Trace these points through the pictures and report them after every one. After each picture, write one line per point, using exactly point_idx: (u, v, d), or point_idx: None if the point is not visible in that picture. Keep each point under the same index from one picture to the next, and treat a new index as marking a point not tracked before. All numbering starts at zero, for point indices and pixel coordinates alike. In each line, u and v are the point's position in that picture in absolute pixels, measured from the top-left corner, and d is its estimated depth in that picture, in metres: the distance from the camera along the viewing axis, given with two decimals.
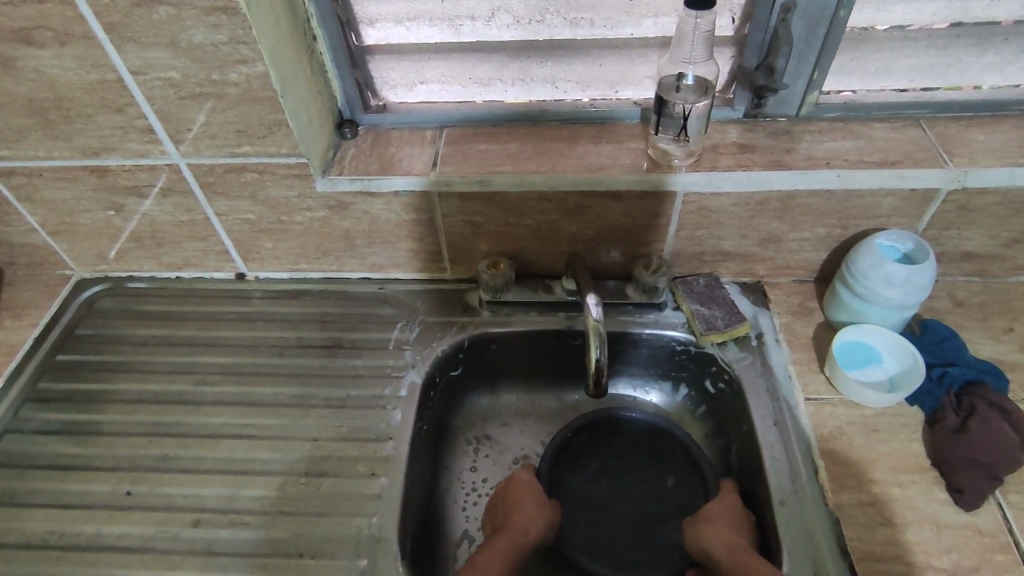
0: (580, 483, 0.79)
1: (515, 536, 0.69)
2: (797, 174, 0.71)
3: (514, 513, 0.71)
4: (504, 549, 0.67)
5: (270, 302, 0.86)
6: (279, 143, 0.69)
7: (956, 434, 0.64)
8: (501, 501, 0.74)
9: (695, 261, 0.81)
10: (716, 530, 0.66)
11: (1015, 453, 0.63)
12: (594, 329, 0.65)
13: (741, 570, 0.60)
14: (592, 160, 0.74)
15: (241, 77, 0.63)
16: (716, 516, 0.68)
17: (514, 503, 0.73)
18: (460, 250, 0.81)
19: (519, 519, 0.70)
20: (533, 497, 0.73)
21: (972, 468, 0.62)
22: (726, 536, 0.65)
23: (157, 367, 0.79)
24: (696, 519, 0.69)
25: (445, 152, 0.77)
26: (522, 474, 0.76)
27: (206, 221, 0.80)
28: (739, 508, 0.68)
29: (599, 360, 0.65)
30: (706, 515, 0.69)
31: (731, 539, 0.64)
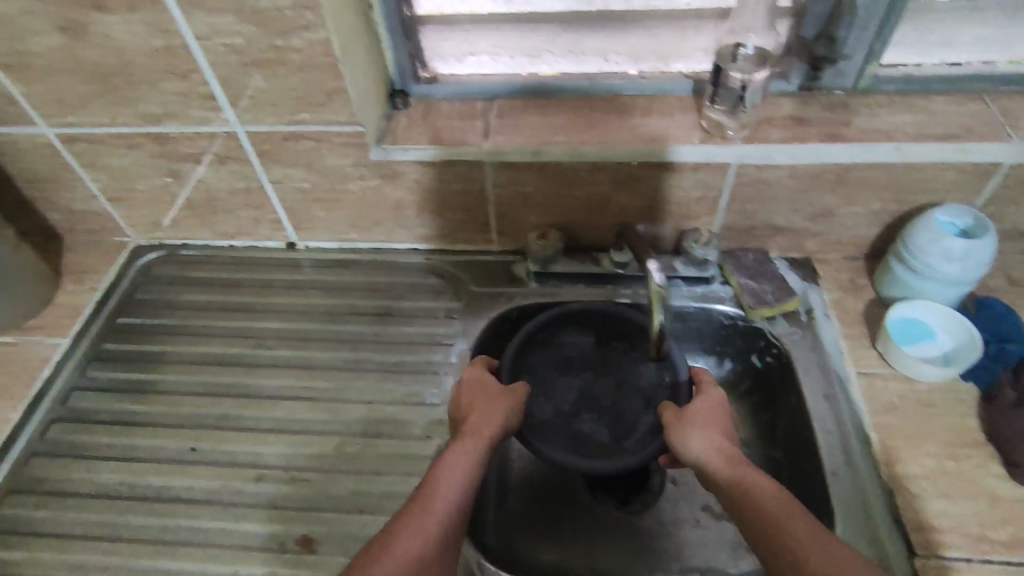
0: (546, 375, 0.75)
1: (481, 432, 0.62)
2: (855, 146, 0.70)
3: (474, 409, 0.65)
4: (475, 445, 0.61)
5: (320, 271, 0.88)
6: (337, 111, 0.70)
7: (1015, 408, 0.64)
8: (456, 408, 0.67)
9: (744, 235, 0.81)
10: (698, 431, 0.61)
11: None
12: (658, 295, 0.66)
13: (745, 487, 0.55)
14: (645, 132, 0.74)
15: (305, 43, 0.64)
16: (696, 418, 0.63)
17: (477, 402, 0.66)
18: (509, 221, 0.82)
19: (484, 417, 0.64)
20: (494, 393, 0.67)
21: None
22: (708, 437, 0.60)
23: (214, 331, 0.81)
24: (673, 417, 0.64)
25: (498, 122, 0.78)
26: (473, 375, 0.69)
27: (261, 189, 0.81)
28: (721, 412, 0.65)
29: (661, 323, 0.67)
30: (682, 415, 0.64)
31: (716, 443, 0.60)
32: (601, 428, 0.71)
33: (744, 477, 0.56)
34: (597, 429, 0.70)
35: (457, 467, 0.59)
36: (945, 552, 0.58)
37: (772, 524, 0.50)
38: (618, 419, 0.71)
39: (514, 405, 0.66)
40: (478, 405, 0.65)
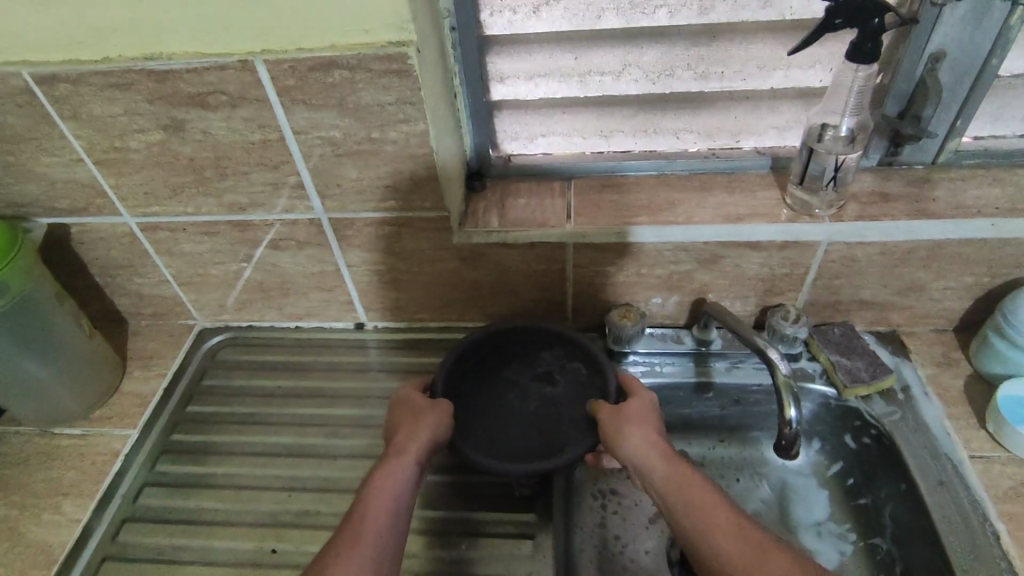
0: (476, 389, 0.75)
1: (405, 450, 0.64)
2: (948, 223, 0.69)
3: (404, 425, 0.67)
4: (401, 464, 0.63)
5: (390, 352, 0.86)
6: (425, 198, 0.70)
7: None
8: (390, 423, 0.69)
9: (829, 309, 0.79)
10: (635, 430, 0.66)
11: None
12: (785, 382, 0.62)
13: (677, 480, 0.62)
14: (729, 210, 0.74)
15: (401, 135, 0.64)
16: (630, 415, 0.67)
17: (405, 420, 0.68)
18: (586, 299, 0.81)
19: (410, 434, 0.66)
20: (417, 408, 0.69)
21: None
22: (648, 439, 0.65)
23: (286, 419, 0.79)
24: (607, 417, 0.68)
25: (577, 202, 0.78)
26: (403, 395, 0.72)
27: (336, 272, 0.81)
28: (653, 407, 0.68)
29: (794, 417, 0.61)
30: (617, 414, 0.67)
31: (655, 443, 0.65)
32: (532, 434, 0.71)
33: (679, 477, 0.62)
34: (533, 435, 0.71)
35: (380, 483, 0.61)
36: None
37: (697, 511, 0.59)
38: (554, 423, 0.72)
39: (439, 418, 0.67)
40: (408, 422, 0.68)
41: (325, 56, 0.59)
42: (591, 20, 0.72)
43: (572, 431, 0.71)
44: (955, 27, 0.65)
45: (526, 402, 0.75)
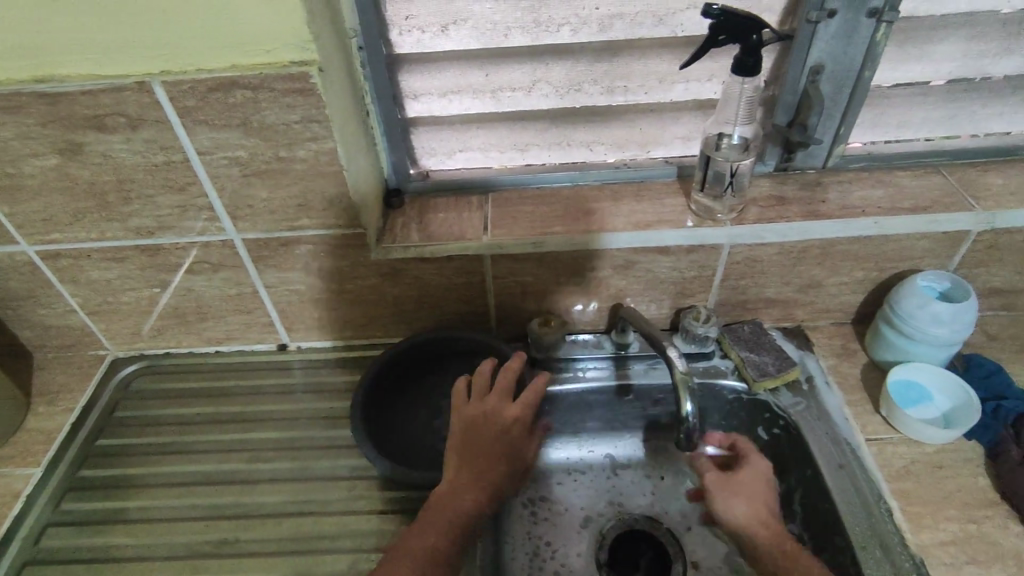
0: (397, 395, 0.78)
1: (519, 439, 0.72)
2: (837, 223, 0.74)
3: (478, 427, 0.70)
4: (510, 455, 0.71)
5: (315, 372, 0.85)
6: (338, 215, 0.71)
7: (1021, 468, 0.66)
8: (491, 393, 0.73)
9: (738, 309, 0.83)
10: (742, 499, 0.70)
11: None
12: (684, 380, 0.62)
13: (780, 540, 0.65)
14: (638, 217, 0.77)
15: (309, 153, 0.64)
16: (745, 482, 0.71)
17: (478, 425, 0.71)
18: (508, 310, 0.82)
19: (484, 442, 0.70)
20: (490, 409, 0.71)
21: None
22: (745, 501, 0.70)
23: (205, 447, 0.77)
24: (738, 479, 0.72)
25: (493, 214, 0.80)
26: (463, 398, 0.73)
27: (255, 293, 0.80)
28: (767, 483, 0.71)
29: (691, 412, 0.61)
30: (735, 480, 0.72)
31: (749, 505, 0.69)
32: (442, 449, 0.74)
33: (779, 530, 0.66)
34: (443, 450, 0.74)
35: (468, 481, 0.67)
36: None
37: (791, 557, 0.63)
38: None
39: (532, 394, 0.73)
40: (484, 424, 0.71)
41: (225, 76, 0.58)
42: (498, 39, 0.75)
43: None
44: (830, 42, 0.70)
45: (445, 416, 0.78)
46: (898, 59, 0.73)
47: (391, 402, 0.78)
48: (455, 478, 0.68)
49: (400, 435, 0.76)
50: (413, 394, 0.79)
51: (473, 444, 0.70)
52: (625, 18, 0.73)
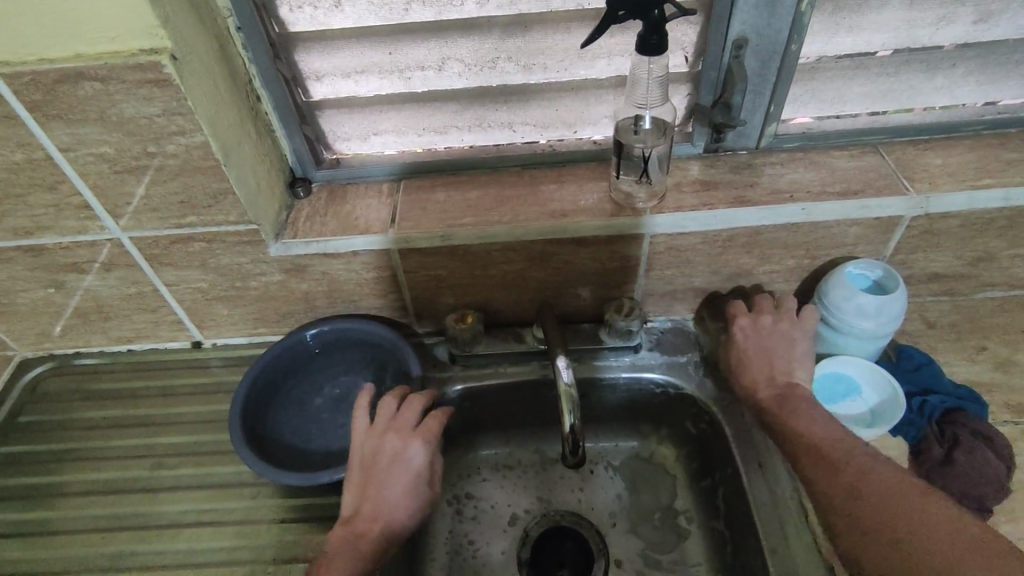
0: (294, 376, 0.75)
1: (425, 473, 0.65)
2: (762, 210, 0.70)
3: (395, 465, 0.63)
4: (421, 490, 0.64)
5: (230, 370, 0.82)
6: (227, 212, 0.66)
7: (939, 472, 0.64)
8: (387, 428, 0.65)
9: (666, 299, 0.79)
10: (763, 368, 0.68)
11: (998, 481, 0.63)
12: (565, 393, 0.60)
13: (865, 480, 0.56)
14: (555, 206, 0.73)
15: (180, 147, 0.60)
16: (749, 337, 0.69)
17: (382, 466, 0.63)
18: (425, 304, 0.78)
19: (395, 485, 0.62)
20: (392, 447, 0.64)
21: (962, 501, 0.62)
22: (763, 372, 0.68)
23: (110, 453, 0.74)
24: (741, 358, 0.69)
25: (404, 204, 0.75)
26: (360, 439, 0.65)
27: (155, 292, 0.76)
28: (759, 332, 0.69)
29: (573, 425, 0.60)
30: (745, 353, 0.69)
31: (774, 374, 0.67)
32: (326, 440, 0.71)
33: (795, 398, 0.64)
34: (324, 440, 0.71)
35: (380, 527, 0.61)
36: None
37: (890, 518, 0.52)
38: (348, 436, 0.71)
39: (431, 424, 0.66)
40: (381, 464, 0.63)
41: (69, 68, 0.53)
42: (398, 14, 0.68)
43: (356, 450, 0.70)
44: (751, 13, 0.64)
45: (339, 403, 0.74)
46: (829, 32, 0.68)
47: (280, 398, 0.74)
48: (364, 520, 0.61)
49: (289, 418, 0.73)
50: (299, 392, 0.75)
51: (386, 481, 0.63)
52: None
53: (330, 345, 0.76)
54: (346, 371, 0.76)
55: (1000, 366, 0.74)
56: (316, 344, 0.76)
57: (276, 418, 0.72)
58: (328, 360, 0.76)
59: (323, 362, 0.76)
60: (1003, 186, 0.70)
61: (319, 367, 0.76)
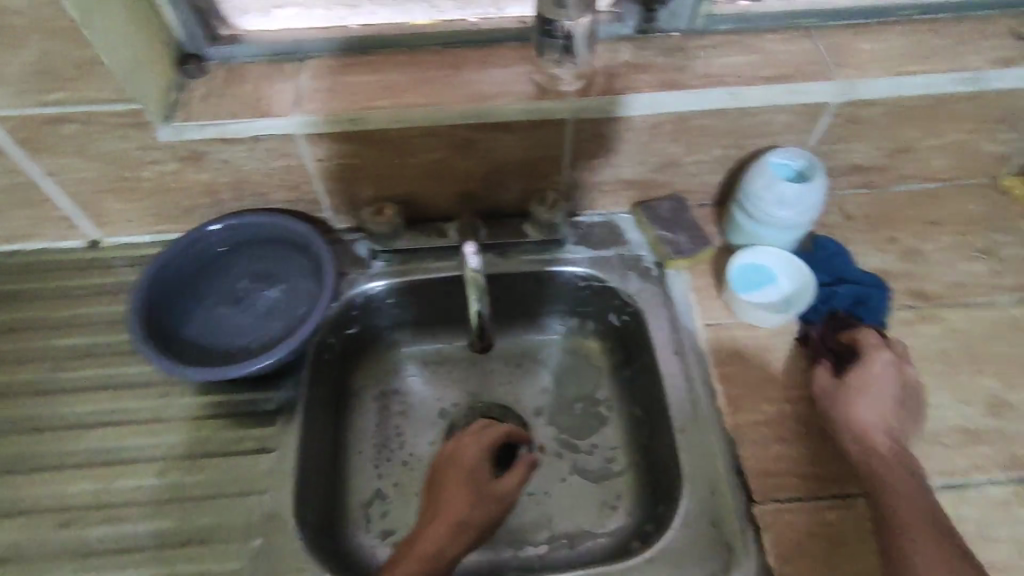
0: (200, 270, 0.71)
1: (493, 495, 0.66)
2: (688, 94, 0.67)
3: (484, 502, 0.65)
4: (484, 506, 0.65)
5: (131, 270, 0.76)
6: (100, 87, 0.59)
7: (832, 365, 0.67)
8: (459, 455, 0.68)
9: (593, 192, 0.77)
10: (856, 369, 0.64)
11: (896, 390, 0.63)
12: (473, 279, 0.61)
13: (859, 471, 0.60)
14: (476, 88, 0.68)
15: (30, 5, 0.52)
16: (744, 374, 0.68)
17: (459, 481, 0.65)
18: (341, 197, 0.74)
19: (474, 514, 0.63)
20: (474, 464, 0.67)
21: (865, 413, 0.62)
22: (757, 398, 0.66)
23: (3, 357, 0.70)
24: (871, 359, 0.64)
25: (310, 86, 0.69)
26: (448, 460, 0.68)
27: (35, 183, 0.68)
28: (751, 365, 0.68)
29: (483, 312, 0.62)
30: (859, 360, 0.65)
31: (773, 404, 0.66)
32: (239, 336, 0.69)
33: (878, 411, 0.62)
34: (238, 335, 0.69)
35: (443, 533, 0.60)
36: (780, 496, 0.61)
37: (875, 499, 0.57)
38: (264, 330, 0.69)
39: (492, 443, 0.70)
40: (462, 475, 0.66)
41: None
42: None
43: (273, 341, 0.68)
44: None
45: (250, 297, 0.71)
46: None
47: (184, 296, 0.70)
48: (435, 531, 0.61)
49: (198, 316, 0.69)
50: (202, 291, 0.71)
51: (456, 494, 0.64)
52: None
53: (234, 237, 0.71)
54: (252, 263, 0.72)
55: (908, 256, 0.77)
56: (218, 237, 0.71)
57: (181, 315, 0.69)
58: (233, 252, 0.72)
59: (225, 258, 0.72)
60: (927, 72, 0.69)
61: (222, 263, 0.72)
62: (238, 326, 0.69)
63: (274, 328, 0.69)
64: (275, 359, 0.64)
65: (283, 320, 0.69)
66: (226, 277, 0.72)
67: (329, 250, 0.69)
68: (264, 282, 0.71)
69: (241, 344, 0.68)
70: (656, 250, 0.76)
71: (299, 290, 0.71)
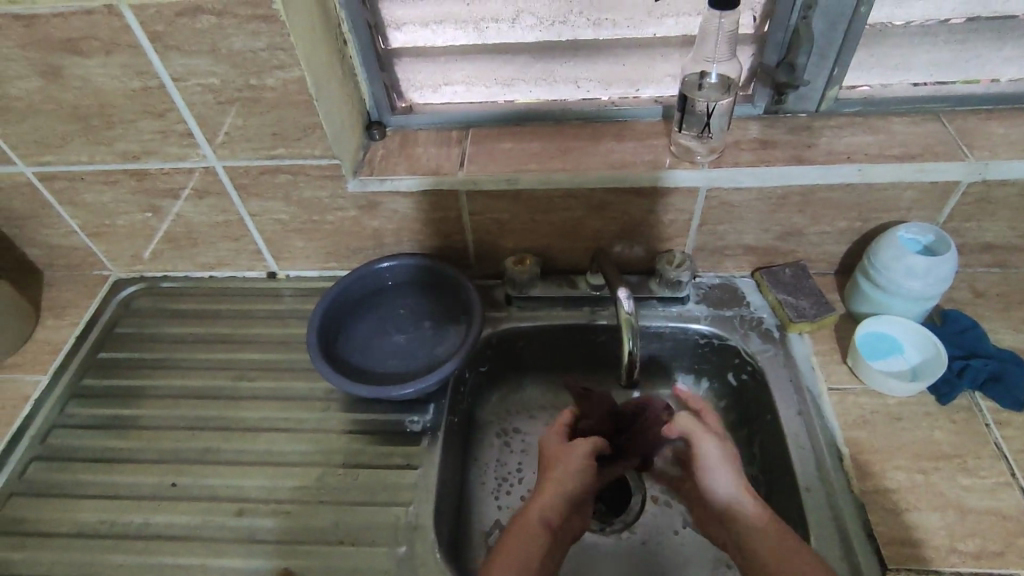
0: (363, 300, 0.82)
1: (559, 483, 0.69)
2: (818, 168, 0.72)
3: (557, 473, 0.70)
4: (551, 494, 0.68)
5: (300, 300, 0.88)
6: (313, 146, 0.72)
7: (934, 458, 0.67)
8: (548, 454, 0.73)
9: (716, 255, 0.82)
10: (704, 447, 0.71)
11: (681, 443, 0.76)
12: (626, 321, 0.67)
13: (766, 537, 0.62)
14: (616, 157, 0.77)
15: (279, 81, 0.65)
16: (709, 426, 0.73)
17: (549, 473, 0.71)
18: (486, 246, 0.83)
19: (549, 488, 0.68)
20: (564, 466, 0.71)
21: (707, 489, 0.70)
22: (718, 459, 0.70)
23: (195, 364, 0.82)
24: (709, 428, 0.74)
25: (472, 151, 0.80)
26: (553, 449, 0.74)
27: (240, 221, 0.82)
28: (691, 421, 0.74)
29: (632, 351, 0.67)
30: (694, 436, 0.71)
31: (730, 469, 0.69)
32: (389, 362, 0.78)
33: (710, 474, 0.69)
34: (389, 361, 0.78)
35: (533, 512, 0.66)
36: (913, 566, 0.60)
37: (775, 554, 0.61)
38: (410, 359, 0.79)
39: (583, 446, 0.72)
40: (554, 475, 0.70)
41: (189, 1, 0.59)
42: None
43: (418, 371, 0.77)
44: None
45: (401, 329, 0.81)
46: None
47: (349, 321, 0.81)
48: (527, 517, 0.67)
49: (358, 339, 0.80)
50: (363, 321, 0.82)
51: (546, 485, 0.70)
52: None
53: (395, 275, 0.82)
54: (407, 300, 0.83)
55: None
56: (383, 275, 0.82)
57: (345, 337, 0.80)
58: (392, 289, 0.83)
59: (386, 294, 0.83)
60: None
61: (382, 298, 0.83)
62: (389, 353, 0.79)
63: (419, 361, 0.78)
64: (424, 382, 0.72)
65: (429, 354, 0.79)
66: (384, 308, 0.82)
67: (478, 294, 0.78)
68: (415, 320, 0.82)
69: (390, 370, 0.78)
70: (778, 313, 0.79)
71: (444, 328, 0.81)
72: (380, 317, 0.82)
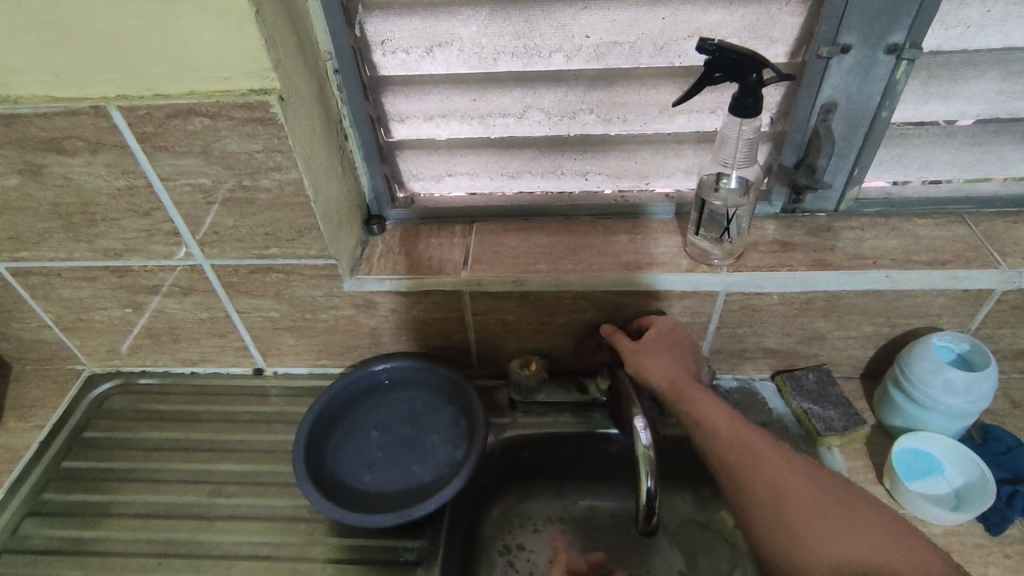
0: (354, 408, 0.76)
1: None
2: (843, 274, 0.68)
3: None
4: None
5: (287, 401, 0.81)
6: (308, 245, 0.67)
7: None
8: None
9: (735, 357, 0.77)
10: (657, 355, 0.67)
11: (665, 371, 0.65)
12: (644, 455, 0.57)
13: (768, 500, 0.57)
14: (629, 257, 0.73)
15: (274, 183, 0.62)
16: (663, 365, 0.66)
17: None
18: (489, 348, 0.78)
19: None
20: None
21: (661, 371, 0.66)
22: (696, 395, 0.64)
23: (171, 475, 0.75)
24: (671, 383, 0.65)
25: (477, 246, 0.76)
26: None
27: (226, 318, 0.77)
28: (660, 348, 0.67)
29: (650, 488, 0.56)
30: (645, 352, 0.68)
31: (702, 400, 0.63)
32: (387, 481, 0.71)
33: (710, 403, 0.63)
34: (386, 478, 0.72)
35: None
36: None
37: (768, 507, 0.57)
38: (410, 474, 0.72)
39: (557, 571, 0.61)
40: None
41: (181, 104, 0.56)
42: (486, 63, 0.68)
43: (420, 488, 0.70)
44: (843, 79, 0.65)
45: (396, 439, 0.75)
46: (919, 97, 0.67)
47: (338, 433, 0.74)
48: None
49: (349, 455, 0.73)
50: (372, 414, 0.76)
51: None
52: (623, 45, 0.67)
53: (388, 381, 0.77)
54: (401, 406, 0.77)
55: None
56: (376, 382, 0.77)
57: (335, 455, 0.73)
58: (387, 396, 0.77)
59: (380, 402, 0.77)
60: None
61: (375, 407, 0.77)
62: (387, 468, 0.72)
63: (419, 475, 0.71)
64: (419, 506, 0.64)
65: (431, 469, 0.72)
66: (377, 417, 0.76)
67: (480, 399, 0.72)
68: (422, 423, 0.76)
69: (389, 487, 0.71)
70: (805, 424, 0.73)
71: (443, 436, 0.74)
72: (371, 428, 0.76)
